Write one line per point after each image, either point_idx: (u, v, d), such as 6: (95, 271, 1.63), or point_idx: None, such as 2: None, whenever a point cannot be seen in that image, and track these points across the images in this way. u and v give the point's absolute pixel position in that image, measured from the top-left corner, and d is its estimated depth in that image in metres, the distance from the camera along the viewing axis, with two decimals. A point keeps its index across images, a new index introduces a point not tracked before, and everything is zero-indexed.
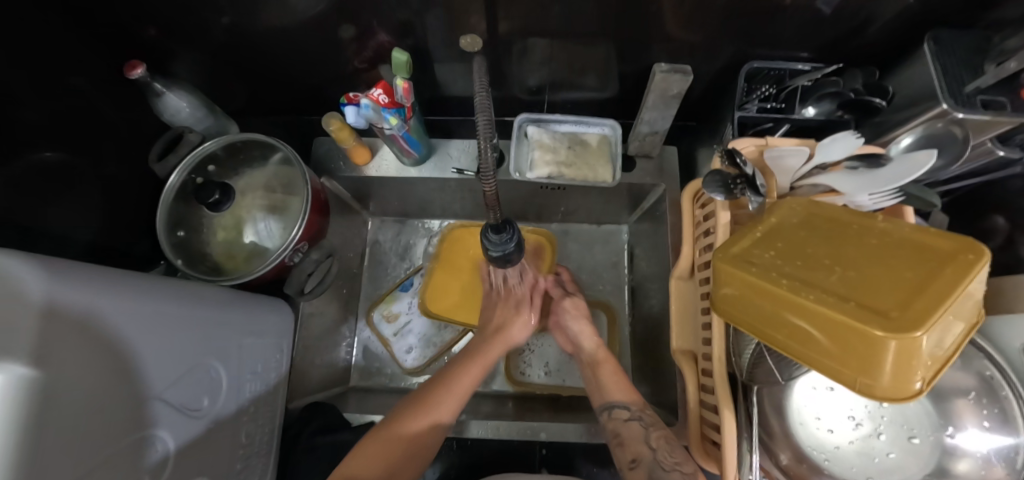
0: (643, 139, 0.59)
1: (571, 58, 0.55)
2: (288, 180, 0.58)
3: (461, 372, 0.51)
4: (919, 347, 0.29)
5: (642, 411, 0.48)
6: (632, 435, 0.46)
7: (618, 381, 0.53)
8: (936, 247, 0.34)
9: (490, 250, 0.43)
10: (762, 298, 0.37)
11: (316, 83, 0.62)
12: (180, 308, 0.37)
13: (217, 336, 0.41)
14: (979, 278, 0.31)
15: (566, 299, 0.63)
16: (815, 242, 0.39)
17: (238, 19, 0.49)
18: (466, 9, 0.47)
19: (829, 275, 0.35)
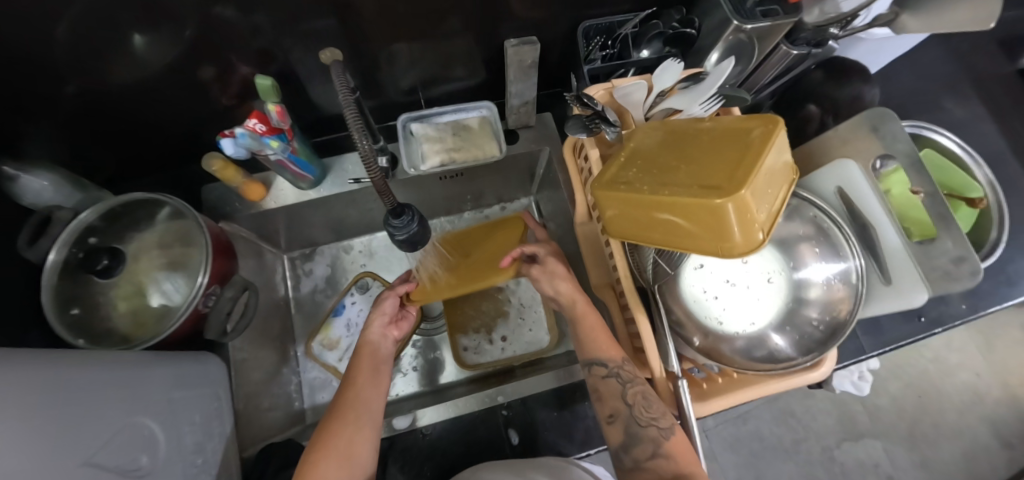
0: (518, 110, 0.64)
1: (436, 54, 0.60)
2: (182, 232, 0.57)
3: (354, 389, 0.49)
4: (749, 203, 0.36)
5: (621, 367, 0.48)
6: (611, 392, 0.48)
7: (597, 337, 0.51)
8: (746, 125, 0.42)
9: (397, 234, 0.46)
10: (636, 207, 0.43)
11: (189, 130, 0.61)
12: (89, 376, 0.35)
13: (141, 395, 0.39)
14: (780, 139, 0.39)
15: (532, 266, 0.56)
16: (664, 152, 0.46)
17: (84, 85, 0.48)
18: (321, 28, 0.50)
19: (678, 172, 0.42)
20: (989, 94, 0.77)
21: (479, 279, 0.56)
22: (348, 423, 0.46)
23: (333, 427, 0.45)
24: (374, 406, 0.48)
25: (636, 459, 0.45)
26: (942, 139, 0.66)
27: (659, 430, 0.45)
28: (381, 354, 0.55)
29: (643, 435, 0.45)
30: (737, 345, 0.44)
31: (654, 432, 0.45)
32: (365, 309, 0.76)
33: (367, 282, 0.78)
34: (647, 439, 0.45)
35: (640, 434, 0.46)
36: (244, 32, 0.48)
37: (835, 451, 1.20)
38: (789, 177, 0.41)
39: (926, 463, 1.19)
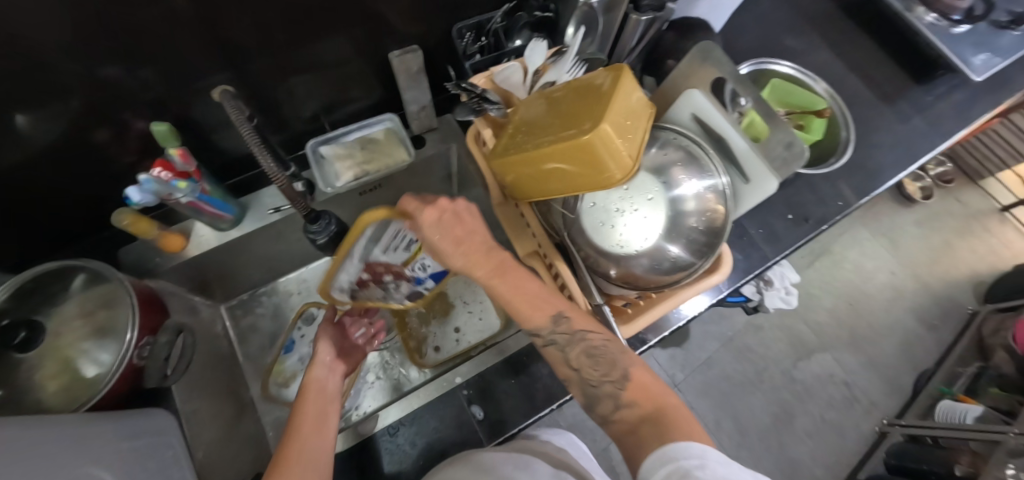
0: (418, 116, 0.70)
1: (329, 78, 0.64)
2: (107, 297, 0.57)
3: (295, 434, 0.43)
4: (612, 134, 0.42)
5: (554, 331, 0.46)
6: (557, 358, 0.46)
7: (529, 302, 0.47)
8: (601, 78, 0.48)
9: (319, 237, 0.55)
10: (529, 164, 0.48)
11: (92, 196, 0.61)
12: (34, 431, 0.35)
13: (88, 447, 0.39)
14: (629, 78, 0.45)
15: (435, 234, 0.45)
16: (543, 115, 0.51)
17: None
18: (213, 73, 0.53)
19: (555, 126, 0.47)
20: (817, 30, 0.92)
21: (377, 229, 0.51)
22: (306, 427, 0.44)
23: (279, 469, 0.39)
24: (322, 457, 0.41)
25: (603, 415, 0.45)
26: (781, 68, 0.78)
27: (614, 383, 0.44)
28: (327, 392, 0.51)
29: (600, 394, 0.44)
30: (644, 263, 0.49)
31: (610, 387, 0.44)
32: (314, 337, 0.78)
33: (311, 313, 0.80)
34: (604, 396, 0.44)
35: (597, 393, 0.45)
36: (133, 87, 0.49)
37: (793, 372, 1.31)
38: (647, 112, 0.46)
39: (869, 361, 1.33)
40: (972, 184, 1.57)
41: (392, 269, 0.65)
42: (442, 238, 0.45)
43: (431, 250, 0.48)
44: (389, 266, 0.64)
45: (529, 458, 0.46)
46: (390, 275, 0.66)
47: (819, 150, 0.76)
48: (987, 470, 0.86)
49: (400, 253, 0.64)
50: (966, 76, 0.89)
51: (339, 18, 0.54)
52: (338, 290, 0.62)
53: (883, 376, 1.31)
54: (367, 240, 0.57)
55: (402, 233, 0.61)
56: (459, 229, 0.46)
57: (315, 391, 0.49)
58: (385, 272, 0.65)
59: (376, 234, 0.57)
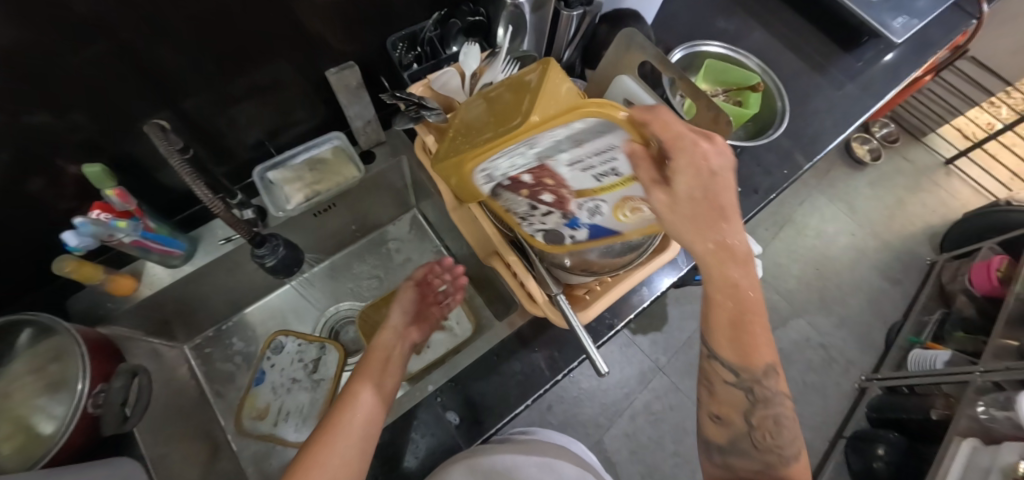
0: (365, 130, 0.69)
1: (272, 105, 0.64)
2: (53, 350, 0.55)
3: (359, 380, 0.53)
4: None
5: (750, 381, 0.43)
6: (732, 399, 0.45)
7: (745, 326, 0.41)
8: (530, 73, 0.48)
9: (267, 261, 0.56)
10: (460, 161, 0.45)
11: (32, 249, 0.59)
12: None
13: None
14: (561, 73, 0.45)
15: (656, 188, 0.33)
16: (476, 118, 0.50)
17: None
18: (150, 114, 0.53)
19: (489, 124, 0.47)
20: (747, 10, 0.96)
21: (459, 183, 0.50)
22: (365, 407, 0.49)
23: (336, 413, 0.48)
24: (367, 415, 0.49)
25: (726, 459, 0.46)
26: (713, 48, 0.81)
27: (778, 455, 0.44)
28: (393, 358, 0.58)
29: (756, 456, 0.44)
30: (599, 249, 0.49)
31: (760, 454, 0.44)
32: (285, 366, 0.75)
33: (280, 341, 0.76)
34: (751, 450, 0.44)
35: (737, 447, 0.45)
36: (63, 135, 0.49)
37: (772, 341, 1.34)
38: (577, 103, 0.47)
39: (841, 321, 1.37)
40: (916, 141, 1.65)
41: (558, 192, 0.40)
42: (682, 181, 0.33)
43: (664, 205, 0.34)
44: (561, 186, 0.39)
45: (553, 461, 0.54)
46: (551, 199, 0.41)
47: (758, 122, 0.78)
48: (959, 410, 0.90)
49: (585, 180, 0.37)
50: (888, 41, 0.94)
51: (269, 46, 0.54)
52: (488, 173, 0.40)
53: (855, 334, 1.36)
54: (564, 137, 0.34)
55: (607, 154, 0.34)
56: (719, 190, 0.35)
57: (383, 345, 0.59)
58: (549, 190, 0.40)
59: (577, 132, 0.33)
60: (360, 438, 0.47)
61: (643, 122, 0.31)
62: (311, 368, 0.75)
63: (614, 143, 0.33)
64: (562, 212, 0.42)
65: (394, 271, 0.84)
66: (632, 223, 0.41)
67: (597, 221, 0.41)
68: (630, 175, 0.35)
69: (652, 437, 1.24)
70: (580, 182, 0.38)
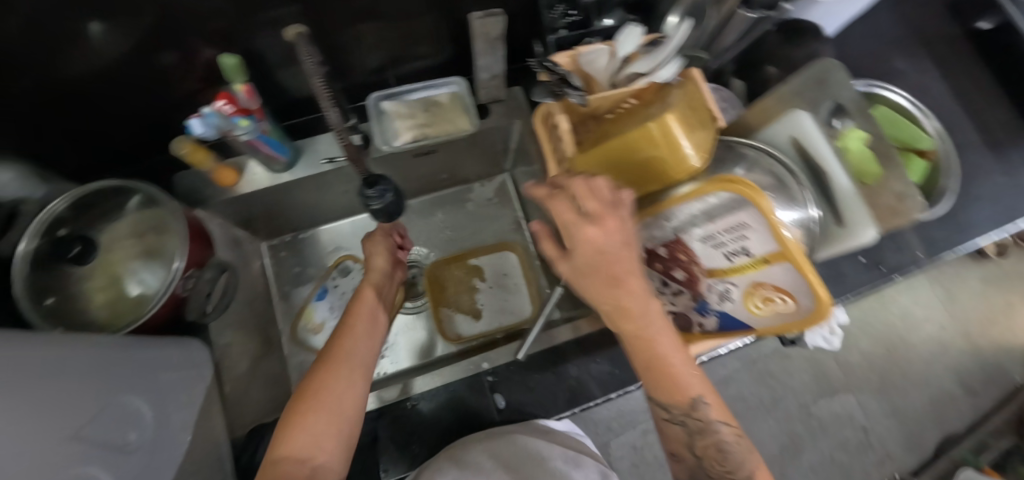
0: (488, 85, 0.65)
1: (398, 31, 0.61)
2: (155, 221, 0.57)
3: (351, 327, 0.49)
4: (589, 157, 0.51)
5: (685, 415, 0.38)
6: (672, 436, 0.40)
7: (665, 378, 0.38)
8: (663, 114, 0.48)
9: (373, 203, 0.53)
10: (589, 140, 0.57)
11: (154, 120, 0.61)
12: (72, 351, 0.36)
13: (125, 374, 0.41)
14: (664, 126, 0.45)
15: (561, 258, 0.41)
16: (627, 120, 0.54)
17: (40, 79, 0.47)
18: (286, 11, 0.51)
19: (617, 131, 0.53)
20: (939, 54, 0.81)
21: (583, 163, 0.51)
22: (333, 371, 0.44)
23: (334, 353, 0.46)
24: (363, 358, 0.47)
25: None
26: (893, 94, 0.70)
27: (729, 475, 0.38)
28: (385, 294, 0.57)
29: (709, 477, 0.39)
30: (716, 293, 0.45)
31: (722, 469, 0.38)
32: (347, 290, 0.78)
33: (346, 264, 0.78)
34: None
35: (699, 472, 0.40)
36: (203, 14, 0.47)
37: (812, 408, 1.26)
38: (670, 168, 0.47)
39: (895, 411, 1.27)
40: None
41: (690, 270, 0.44)
42: (591, 234, 0.38)
43: (568, 272, 0.40)
44: (693, 263, 0.43)
45: (580, 456, 0.54)
46: (682, 274, 0.44)
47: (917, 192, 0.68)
48: None
49: (718, 255, 0.41)
50: None
51: None
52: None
53: (904, 428, 1.26)
54: (699, 209, 0.41)
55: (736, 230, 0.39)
56: (621, 264, 0.37)
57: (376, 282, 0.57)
58: (682, 266, 0.44)
59: (711, 207, 0.40)
60: (357, 375, 0.45)
61: (571, 187, 0.40)
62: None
63: (751, 219, 0.37)
64: (693, 295, 0.44)
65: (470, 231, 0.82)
66: (769, 320, 0.40)
67: (727, 307, 0.42)
68: (762, 258, 0.38)
69: (656, 458, 1.23)
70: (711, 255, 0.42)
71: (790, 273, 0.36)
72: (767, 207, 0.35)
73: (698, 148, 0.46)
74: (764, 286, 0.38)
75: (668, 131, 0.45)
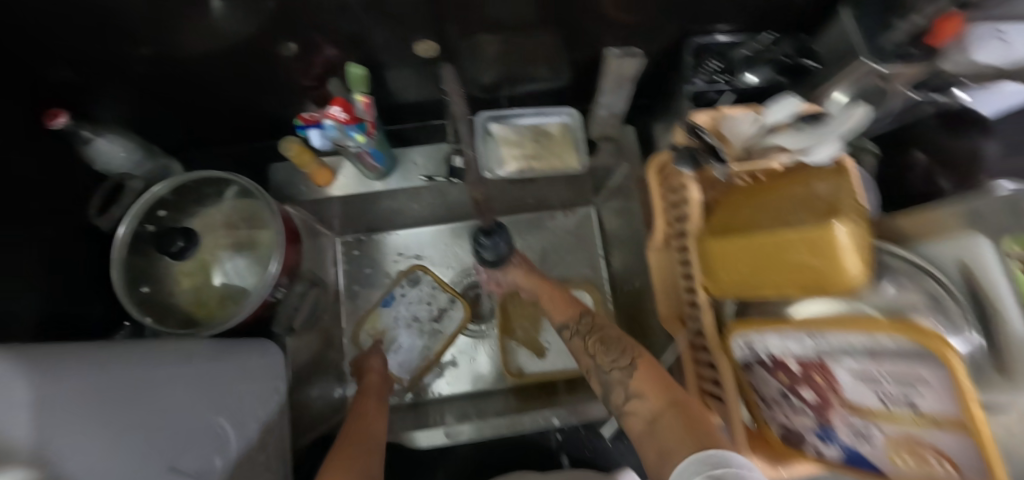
0: (603, 122, 0.62)
1: (520, 54, 0.57)
2: (249, 213, 0.56)
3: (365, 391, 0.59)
4: (723, 249, 0.45)
5: (578, 323, 0.59)
6: (578, 350, 0.56)
7: (558, 303, 0.62)
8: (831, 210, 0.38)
9: (485, 252, 0.59)
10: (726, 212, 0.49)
11: (259, 108, 0.60)
12: (169, 371, 0.35)
13: (214, 392, 0.40)
14: (829, 240, 0.36)
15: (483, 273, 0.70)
16: (773, 194, 0.46)
17: (160, 48, 0.45)
18: (419, 24, 0.48)
19: (761, 215, 0.45)
20: None
21: (715, 256, 0.46)
22: (355, 446, 0.46)
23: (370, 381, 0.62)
24: (374, 426, 0.51)
25: (616, 405, 0.47)
26: None
27: (622, 371, 0.48)
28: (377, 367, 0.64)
29: (617, 384, 0.48)
30: None
31: (621, 378, 0.48)
32: (412, 302, 0.74)
33: (417, 274, 0.74)
34: (615, 384, 0.48)
35: (611, 381, 0.49)
36: (339, 18, 0.45)
37: None
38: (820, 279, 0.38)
39: None
40: None
41: (826, 395, 0.38)
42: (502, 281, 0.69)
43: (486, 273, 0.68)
44: (832, 390, 0.38)
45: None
46: (812, 395, 0.39)
47: None
48: None
49: (867, 392, 0.35)
50: None
51: None
52: (747, 345, 0.44)
53: None
54: (855, 340, 0.35)
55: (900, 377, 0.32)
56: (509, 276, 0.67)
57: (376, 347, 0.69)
58: (816, 388, 0.39)
59: (877, 343, 0.33)
60: (377, 421, 0.53)
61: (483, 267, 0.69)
62: (434, 317, 0.73)
63: (929, 377, 0.30)
64: (817, 420, 0.40)
65: (544, 261, 0.79)
66: None
67: (865, 450, 0.37)
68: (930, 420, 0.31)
69: None
70: (859, 391, 0.36)
71: (968, 453, 0.29)
72: (957, 368, 0.28)
73: (861, 258, 0.37)
74: (923, 448, 0.32)
75: (833, 243, 0.36)
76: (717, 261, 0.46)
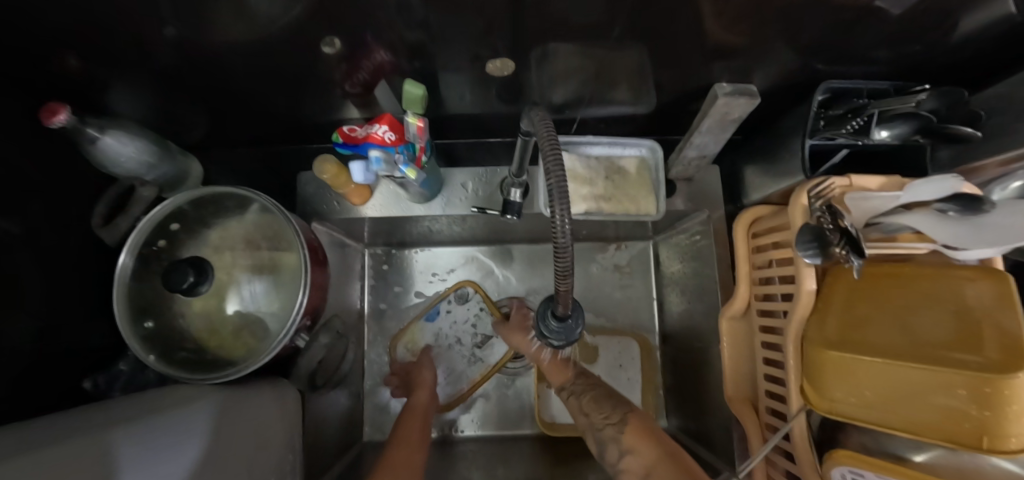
0: (688, 163, 0.53)
1: (603, 75, 0.48)
2: (272, 231, 0.49)
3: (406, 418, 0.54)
4: (843, 368, 0.35)
5: (575, 382, 0.55)
6: (574, 408, 0.53)
7: (557, 361, 0.57)
8: (989, 342, 0.31)
9: (550, 338, 0.37)
10: (825, 311, 0.40)
11: (293, 110, 0.52)
12: (169, 458, 0.29)
13: (228, 467, 0.34)
14: (1007, 397, 0.28)
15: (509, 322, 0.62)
16: (903, 298, 0.36)
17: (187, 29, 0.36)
18: (494, 35, 0.39)
19: (890, 327, 0.35)
20: None
21: (824, 373, 0.37)
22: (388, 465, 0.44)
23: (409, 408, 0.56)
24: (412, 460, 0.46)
25: (612, 466, 0.46)
26: None
27: (613, 427, 0.47)
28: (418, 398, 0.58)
29: (605, 438, 0.47)
30: None
31: (614, 433, 0.47)
32: (458, 322, 0.69)
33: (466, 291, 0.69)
34: (609, 441, 0.47)
35: (603, 437, 0.48)
36: (399, 21, 0.36)
37: None
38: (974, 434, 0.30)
39: None
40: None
41: None
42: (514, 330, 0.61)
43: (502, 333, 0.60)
44: None
45: None
46: None
47: None
48: None
49: None
50: None
51: (679, 15, 0.36)
52: (857, 478, 0.35)
53: None
54: None
55: None
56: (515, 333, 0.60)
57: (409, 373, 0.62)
58: None
59: None
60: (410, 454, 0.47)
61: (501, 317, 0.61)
62: (478, 342, 0.69)
63: None
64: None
65: (588, 298, 0.72)
66: None
67: None
68: None
69: None
70: None
71: None
72: None
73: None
74: None
75: (1008, 399, 0.28)
76: (829, 381, 0.36)
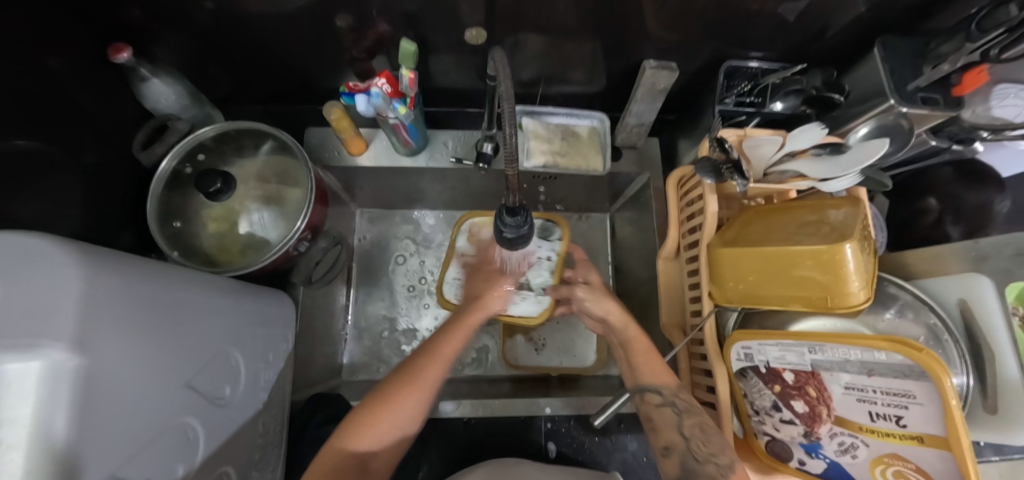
0: (630, 129, 0.64)
1: (560, 56, 0.59)
2: (281, 169, 0.58)
3: (447, 336, 0.50)
4: (733, 258, 0.45)
5: (676, 395, 0.47)
6: (664, 421, 0.46)
7: (653, 363, 0.50)
8: (836, 230, 0.41)
9: (506, 232, 0.45)
10: (730, 227, 0.50)
11: (306, 73, 0.62)
12: (200, 294, 0.37)
13: (235, 326, 0.42)
14: (840, 261, 0.38)
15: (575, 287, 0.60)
16: (781, 214, 0.47)
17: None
18: (471, 12, 0.50)
19: (769, 231, 0.46)
20: None
21: (722, 265, 0.47)
22: (401, 395, 0.44)
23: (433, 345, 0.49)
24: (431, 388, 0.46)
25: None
26: None
27: (717, 466, 0.41)
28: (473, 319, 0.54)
29: (699, 471, 0.41)
30: None
31: (713, 468, 0.41)
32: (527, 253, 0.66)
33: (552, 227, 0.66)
34: (704, 476, 0.41)
35: (694, 467, 0.42)
36: None
37: None
38: (822, 294, 0.40)
39: None
40: None
41: (816, 405, 0.40)
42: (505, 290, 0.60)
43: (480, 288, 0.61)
44: (824, 401, 0.39)
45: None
46: (801, 405, 0.41)
47: None
48: None
49: (856, 408, 0.37)
50: None
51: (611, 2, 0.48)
52: (746, 352, 0.44)
53: None
54: (856, 359, 0.37)
55: (892, 391, 0.35)
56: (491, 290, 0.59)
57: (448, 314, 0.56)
58: (806, 399, 0.40)
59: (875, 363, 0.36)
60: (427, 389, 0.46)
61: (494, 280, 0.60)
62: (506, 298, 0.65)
63: (920, 393, 0.33)
64: (805, 430, 0.40)
65: None
66: None
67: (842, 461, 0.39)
68: (916, 435, 0.34)
69: None
70: (850, 406, 0.38)
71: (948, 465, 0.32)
72: (947, 388, 0.31)
73: (862, 278, 0.39)
74: (892, 457, 0.35)
75: (839, 262, 0.38)
76: (726, 270, 0.46)
